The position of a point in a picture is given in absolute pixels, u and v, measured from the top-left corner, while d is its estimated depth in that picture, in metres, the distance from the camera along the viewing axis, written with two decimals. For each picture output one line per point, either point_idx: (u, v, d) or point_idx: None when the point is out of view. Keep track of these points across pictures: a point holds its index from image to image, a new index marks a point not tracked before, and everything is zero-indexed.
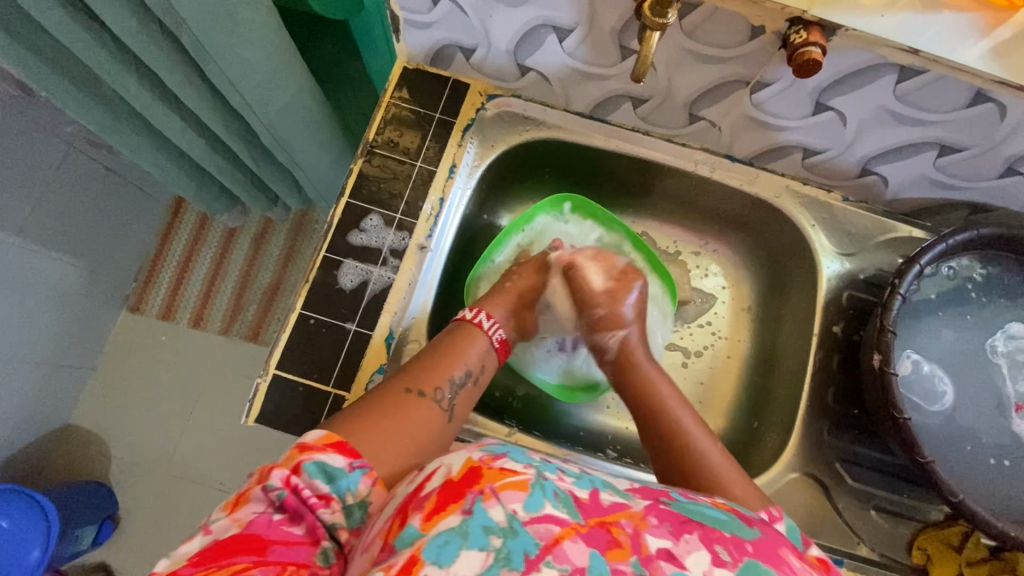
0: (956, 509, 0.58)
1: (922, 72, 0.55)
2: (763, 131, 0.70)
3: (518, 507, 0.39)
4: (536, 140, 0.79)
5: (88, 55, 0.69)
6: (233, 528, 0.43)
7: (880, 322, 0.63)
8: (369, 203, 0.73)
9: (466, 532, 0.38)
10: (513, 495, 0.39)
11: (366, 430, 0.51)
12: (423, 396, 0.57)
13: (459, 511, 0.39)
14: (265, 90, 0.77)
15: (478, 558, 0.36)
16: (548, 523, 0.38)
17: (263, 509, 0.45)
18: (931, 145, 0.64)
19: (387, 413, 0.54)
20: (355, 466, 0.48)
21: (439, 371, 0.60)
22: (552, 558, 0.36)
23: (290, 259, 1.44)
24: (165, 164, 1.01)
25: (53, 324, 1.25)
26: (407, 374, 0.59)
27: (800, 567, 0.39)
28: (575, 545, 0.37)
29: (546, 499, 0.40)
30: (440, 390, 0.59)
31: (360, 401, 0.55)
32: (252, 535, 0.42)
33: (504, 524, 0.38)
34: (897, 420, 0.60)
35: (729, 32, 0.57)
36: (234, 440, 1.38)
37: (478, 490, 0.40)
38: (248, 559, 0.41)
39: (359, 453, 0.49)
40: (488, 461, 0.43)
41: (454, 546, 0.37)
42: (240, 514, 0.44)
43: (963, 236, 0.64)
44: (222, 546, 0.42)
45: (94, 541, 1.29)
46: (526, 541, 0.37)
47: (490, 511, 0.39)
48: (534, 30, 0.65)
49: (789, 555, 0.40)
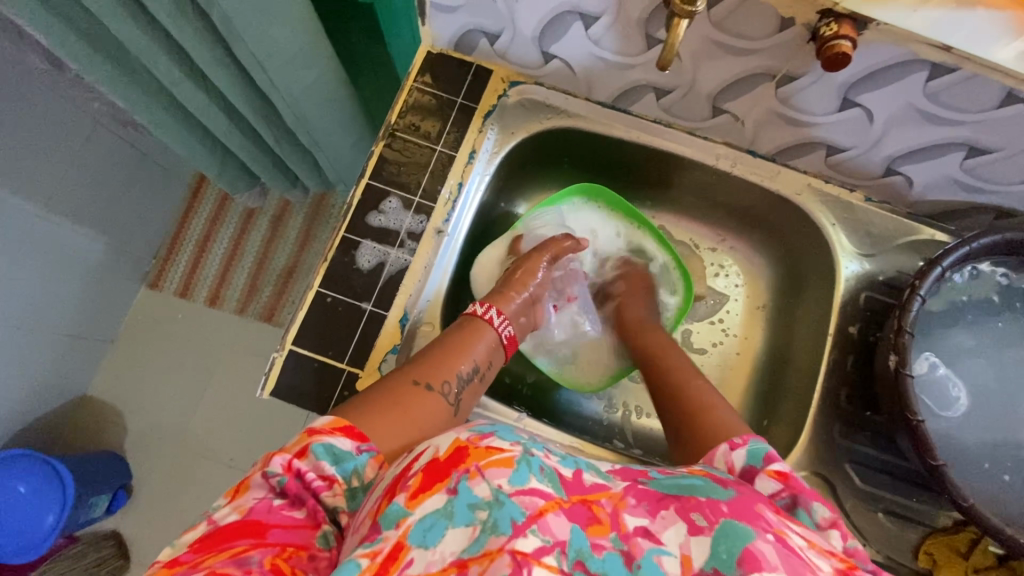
0: (966, 514, 0.57)
1: (953, 70, 0.54)
2: (788, 126, 0.70)
3: (504, 482, 0.38)
4: (557, 128, 0.79)
5: (120, 29, 0.70)
6: (234, 514, 0.44)
7: (899, 323, 0.63)
8: (388, 185, 0.74)
9: (450, 513, 0.38)
10: (498, 472, 0.39)
11: (373, 414, 0.52)
12: (432, 389, 0.57)
13: (443, 490, 0.39)
14: (291, 70, 0.77)
15: (463, 534, 0.37)
16: (533, 496, 0.38)
17: (263, 495, 0.45)
18: (959, 146, 0.63)
19: (394, 403, 0.53)
20: (362, 449, 0.48)
21: (448, 366, 0.59)
22: (537, 528, 0.37)
23: (306, 241, 1.46)
24: (190, 142, 1.02)
25: (75, 295, 1.28)
26: (417, 365, 0.59)
27: (776, 520, 0.39)
28: (558, 519, 0.38)
29: (531, 474, 0.40)
30: (448, 384, 0.58)
31: (369, 389, 0.55)
32: (250, 521, 0.43)
33: (489, 498, 0.38)
34: (912, 423, 0.59)
35: (758, 24, 0.56)
36: (246, 416, 1.41)
37: (463, 469, 0.39)
38: (247, 543, 0.42)
39: (366, 436, 0.49)
40: (474, 441, 0.41)
41: (440, 526, 0.37)
42: (241, 501, 0.45)
43: (988, 239, 0.63)
44: (222, 530, 0.43)
45: (108, 509, 1.33)
46: (513, 510, 0.37)
47: (476, 488, 0.38)
48: (560, 16, 0.65)
49: (766, 510, 0.40)
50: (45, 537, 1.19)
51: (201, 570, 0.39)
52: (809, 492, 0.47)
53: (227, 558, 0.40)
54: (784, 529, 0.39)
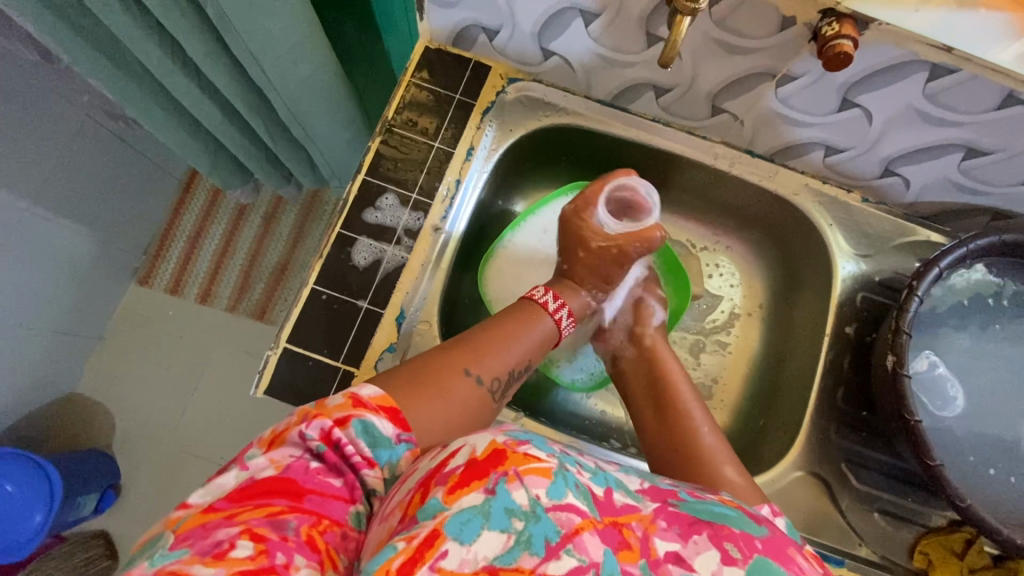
0: (964, 515, 0.57)
1: (953, 72, 0.54)
2: (787, 126, 0.70)
3: (542, 493, 0.38)
4: (555, 126, 0.79)
5: (111, 19, 0.69)
6: (270, 470, 0.42)
7: (896, 324, 0.63)
8: (385, 182, 0.73)
9: (487, 512, 0.37)
10: (537, 481, 0.38)
11: (424, 399, 0.51)
12: (481, 383, 0.57)
13: (481, 489, 0.38)
14: (287, 64, 0.76)
15: (498, 539, 0.36)
16: (570, 513, 0.38)
17: (300, 454, 0.43)
18: (957, 147, 0.63)
19: (443, 388, 0.53)
20: (400, 439, 0.47)
21: (498, 360, 0.60)
22: (572, 546, 0.36)
23: (300, 239, 1.44)
24: (182, 136, 1.01)
25: (63, 291, 1.26)
26: (468, 354, 0.58)
27: (808, 567, 0.39)
28: (593, 539, 0.37)
29: (568, 488, 0.39)
30: (497, 379, 0.59)
31: (418, 366, 0.55)
32: (287, 480, 0.41)
33: (526, 508, 0.37)
34: (908, 422, 0.60)
35: (760, 22, 0.56)
36: (237, 415, 1.39)
37: (503, 471, 0.39)
38: (284, 504, 0.40)
39: (407, 424, 0.48)
40: (512, 445, 0.41)
41: (476, 524, 0.36)
42: (276, 456, 0.43)
43: (986, 241, 0.63)
44: (258, 485, 0.41)
45: (95, 508, 1.30)
46: (548, 527, 0.37)
47: (514, 493, 0.38)
48: (560, 13, 0.64)
49: (798, 554, 0.40)
50: (32, 536, 1.17)
51: (237, 523, 0.38)
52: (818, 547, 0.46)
53: (263, 519, 0.38)
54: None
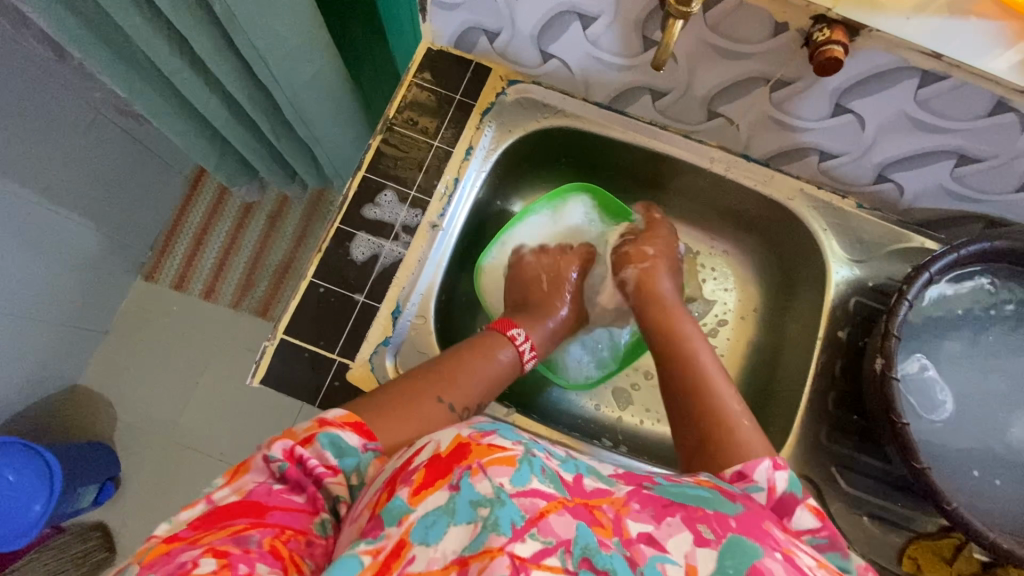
0: (950, 518, 0.57)
1: (943, 78, 0.55)
2: (783, 131, 0.70)
3: (505, 481, 0.39)
4: (553, 127, 0.80)
5: (123, 17, 0.70)
6: (235, 495, 0.44)
7: (885, 327, 0.63)
8: (384, 179, 0.74)
9: (452, 509, 0.38)
10: (500, 470, 0.39)
11: (397, 426, 0.52)
12: (453, 410, 0.58)
13: (446, 486, 0.39)
14: (291, 63, 0.78)
15: (464, 531, 0.37)
16: (534, 497, 0.38)
17: (264, 479, 0.46)
18: (949, 154, 0.63)
19: (412, 413, 0.54)
20: (367, 448, 0.49)
21: (471, 389, 0.61)
22: (537, 530, 0.37)
23: (303, 237, 1.46)
24: (190, 133, 1.03)
25: (69, 284, 1.28)
26: (442, 382, 0.59)
27: (783, 538, 0.40)
28: (561, 518, 0.38)
29: (533, 474, 0.40)
30: (467, 407, 0.60)
31: (392, 390, 0.56)
32: (250, 501, 0.44)
33: (491, 496, 0.38)
34: (896, 425, 0.60)
35: (753, 28, 0.57)
36: (237, 411, 1.40)
37: (465, 465, 0.40)
38: (246, 522, 0.42)
39: (373, 435, 0.50)
40: (476, 438, 0.42)
41: (442, 523, 0.37)
42: (241, 483, 0.45)
43: (976, 247, 0.63)
44: (220, 511, 0.43)
45: (95, 500, 1.32)
46: (513, 512, 0.37)
47: (477, 485, 0.38)
48: (559, 16, 0.65)
49: (774, 527, 0.41)
50: (30, 527, 1.18)
51: (200, 546, 0.39)
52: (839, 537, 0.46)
53: (227, 537, 0.40)
54: (791, 548, 0.40)
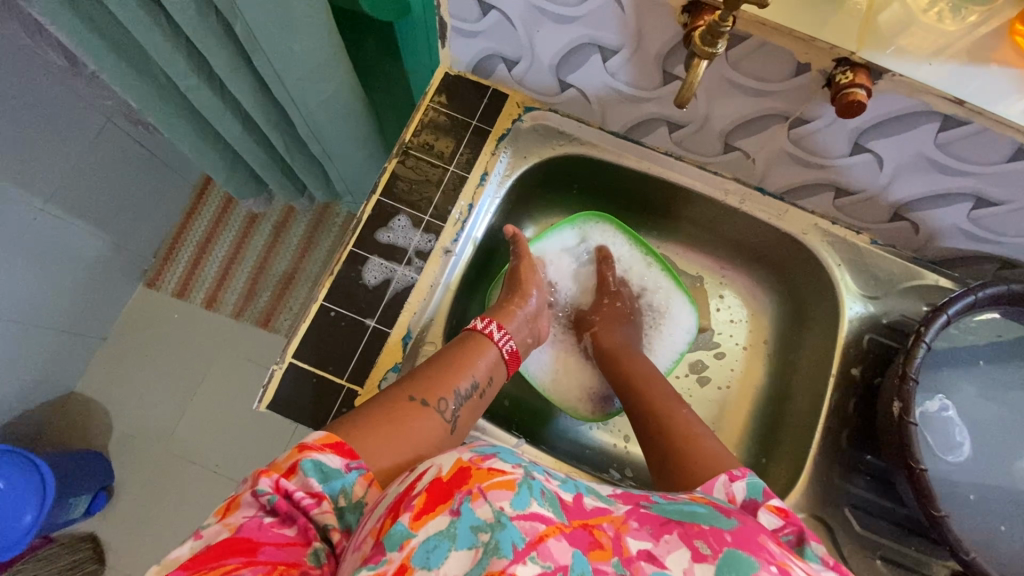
0: (967, 567, 0.57)
1: (965, 123, 0.54)
2: (798, 167, 0.71)
3: (505, 505, 0.38)
4: (568, 155, 0.80)
5: (143, 34, 0.71)
6: (224, 532, 0.43)
7: (903, 369, 0.62)
8: (399, 203, 0.74)
9: (453, 534, 0.37)
10: (500, 494, 0.39)
11: (374, 434, 0.52)
12: (427, 405, 0.57)
13: (447, 512, 0.38)
14: (309, 82, 0.78)
15: (466, 556, 0.36)
16: (534, 521, 0.38)
17: (253, 513, 0.44)
18: (967, 197, 0.63)
19: (388, 419, 0.54)
20: (351, 467, 0.48)
21: (447, 382, 0.60)
22: (536, 554, 0.36)
23: (308, 250, 1.46)
24: (201, 146, 1.02)
25: (70, 291, 1.27)
26: (413, 381, 0.59)
27: (779, 552, 0.39)
28: (559, 544, 0.37)
29: (533, 497, 0.40)
30: (445, 400, 0.59)
31: (366, 403, 0.56)
32: (240, 538, 0.42)
33: (491, 520, 0.37)
34: (913, 470, 0.59)
35: (775, 66, 0.57)
36: (235, 424, 1.39)
37: (466, 490, 0.39)
38: (238, 561, 0.40)
39: (356, 453, 0.49)
40: (477, 462, 0.42)
41: (443, 548, 0.37)
42: (230, 519, 0.44)
43: (994, 290, 0.63)
44: (210, 549, 0.41)
45: (87, 510, 1.29)
46: (514, 534, 0.37)
47: (478, 510, 0.38)
48: (579, 48, 0.66)
49: (768, 541, 0.41)
50: (21, 538, 1.15)
51: None
52: (809, 530, 0.46)
53: None
54: (785, 561, 0.39)
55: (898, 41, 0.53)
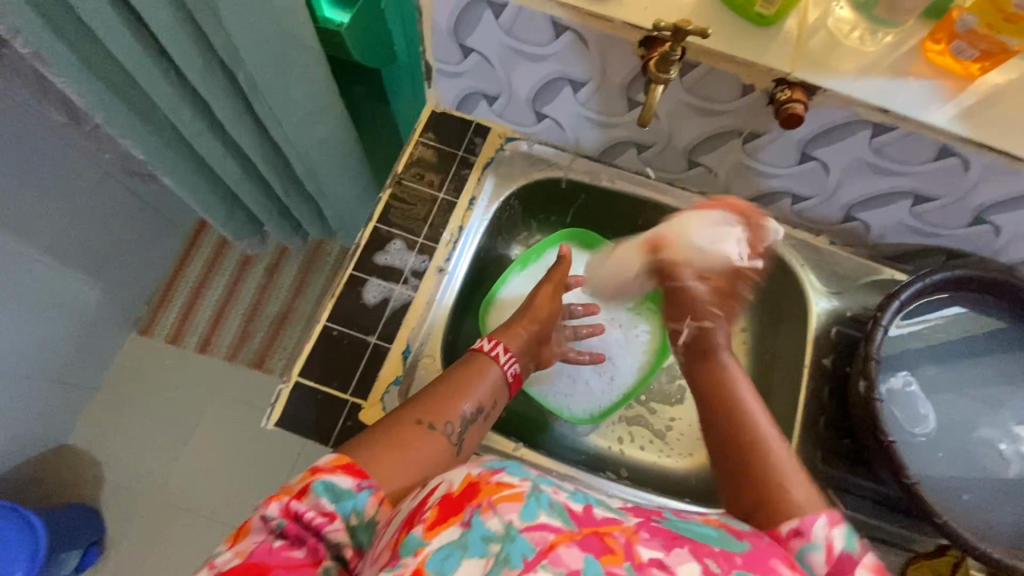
0: (941, 530, 0.60)
1: (891, 129, 0.62)
2: (755, 177, 0.78)
3: (514, 517, 0.39)
4: (548, 179, 0.86)
5: (155, 90, 0.77)
6: (235, 559, 0.44)
7: (865, 352, 0.67)
8: (393, 229, 0.79)
9: (466, 543, 0.39)
10: (509, 506, 0.40)
11: (384, 458, 0.53)
12: (435, 429, 0.58)
13: (458, 523, 0.40)
14: (306, 125, 0.85)
15: (478, 564, 0.38)
16: (543, 531, 0.39)
17: (263, 538, 0.46)
18: (906, 194, 0.71)
19: (395, 443, 0.55)
20: (362, 486, 0.50)
21: (452, 406, 0.60)
22: (548, 562, 0.37)
23: (301, 289, 1.50)
24: (201, 190, 1.08)
25: (65, 340, 1.29)
26: (418, 407, 0.60)
27: None
28: (571, 550, 0.38)
29: (541, 509, 0.40)
30: (452, 424, 0.59)
31: (373, 427, 0.57)
32: (252, 563, 0.43)
33: (501, 532, 0.39)
34: (883, 443, 0.63)
35: (724, 90, 0.65)
36: (230, 465, 1.38)
37: (476, 503, 0.41)
38: None
39: (366, 473, 0.51)
40: (486, 476, 0.43)
41: (455, 556, 0.38)
42: (241, 546, 0.45)
43: (938, 276, 0.69)
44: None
45: (77, 567, 1.27)
46: (523, 545, 0.38)
47: (488, 522, 0.40)
48: (552, 81, 0.73)
49: (778, 565, 0.42)
50: None
51: None
52: None
53: None
54: None
55: (828, 62, 0.61)
